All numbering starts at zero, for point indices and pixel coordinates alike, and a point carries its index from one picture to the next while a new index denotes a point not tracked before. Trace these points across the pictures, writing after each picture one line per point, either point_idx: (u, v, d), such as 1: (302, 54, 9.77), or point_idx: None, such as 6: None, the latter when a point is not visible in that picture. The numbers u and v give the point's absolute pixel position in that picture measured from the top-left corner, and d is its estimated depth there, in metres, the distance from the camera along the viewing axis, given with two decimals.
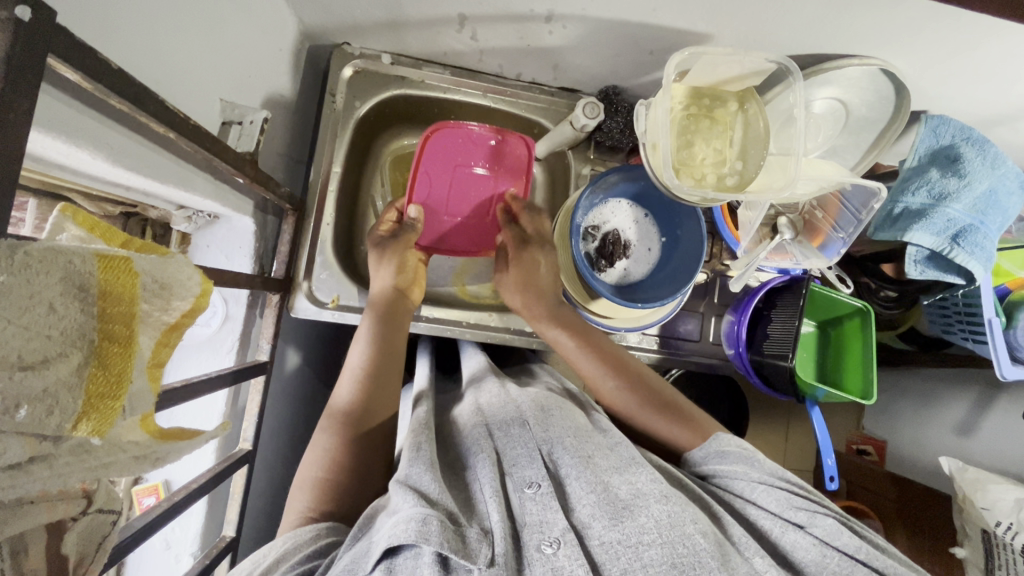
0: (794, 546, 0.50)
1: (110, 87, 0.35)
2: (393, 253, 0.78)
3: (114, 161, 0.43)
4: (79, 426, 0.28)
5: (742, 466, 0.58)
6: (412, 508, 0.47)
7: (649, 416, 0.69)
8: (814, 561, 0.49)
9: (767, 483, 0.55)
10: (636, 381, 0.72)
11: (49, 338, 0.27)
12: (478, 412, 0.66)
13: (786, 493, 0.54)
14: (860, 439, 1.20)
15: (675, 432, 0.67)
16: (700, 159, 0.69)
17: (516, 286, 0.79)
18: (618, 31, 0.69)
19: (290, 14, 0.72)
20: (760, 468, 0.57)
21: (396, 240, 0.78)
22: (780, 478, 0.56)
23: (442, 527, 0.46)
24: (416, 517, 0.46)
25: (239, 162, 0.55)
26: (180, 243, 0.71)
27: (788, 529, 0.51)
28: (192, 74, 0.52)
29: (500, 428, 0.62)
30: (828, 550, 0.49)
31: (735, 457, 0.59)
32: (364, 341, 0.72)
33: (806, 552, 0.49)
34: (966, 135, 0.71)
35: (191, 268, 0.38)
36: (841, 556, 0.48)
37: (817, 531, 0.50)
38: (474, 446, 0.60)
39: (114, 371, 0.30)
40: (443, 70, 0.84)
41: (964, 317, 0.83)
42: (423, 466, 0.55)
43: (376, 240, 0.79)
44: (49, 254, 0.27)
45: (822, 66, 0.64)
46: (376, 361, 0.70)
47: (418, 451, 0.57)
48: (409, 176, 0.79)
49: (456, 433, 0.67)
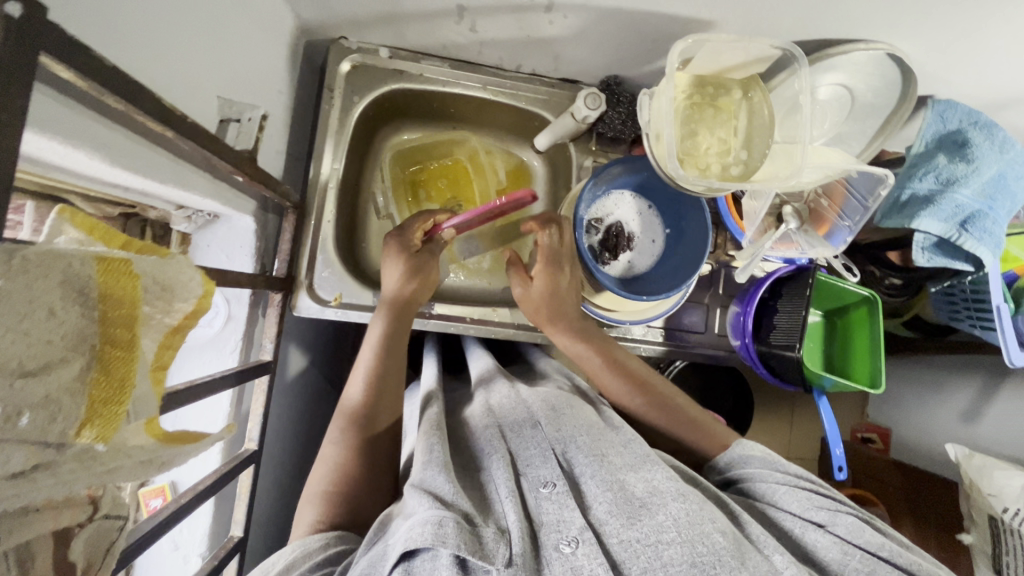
0: (815, 545, 0.50)
1: (105, 86, 0.34)
2: (420, 270, 0.77)
3: (111, 160, 0.43)
4: (84, 432, 0.28)
5: (761, 471, 0.58)
6: (427, 510, 0.47)
7: (670, 428, 0.70)
8: (836, 560, 0.48)
9: (790, 484, 0.55)
10: (656, 394, 0.72)
11: (50, 343, 0.26)
12: (490, 412, 0.66)
13: (808, 493, 0.54)
14: (866, 426, 1.22)
15: (693, 442, 0.68)
16: (705, 148, 0.68)
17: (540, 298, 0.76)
18: (619, 20, 0.68)
19: (285, 8, 0.71)
20: (781, 470, 0.58)
21: (422, 258, 0.78)
22: (805, 480, 0.56)
23: (459, 529, 0.45)
24: (432, 519, 0.46)
25: (238, 160, 0.54)
26: (180, 244, 0.70)
27: (809, 528, 0.51)
28: (189, 71, 0.51)
29: (514, 429, 0.62)
30: (849, 547, 0.48)
31: (754, 463, 0.60)
32: (371, 344, 0.72)
33: (828, 550, 0.49)
34: (975, 119, 0.70)
35: (192, 269, 0.37)
36: (865, 554, 0.47)
37: (840, 530, 0.50)
38: (488, 446, 0.60)
39: (118, 376, 0.29)
40: (442, 64, 0.83)
41: (971, 304, 0.82)
42: (438, 468, 0.54)
43: (404, 249, 0.77)
44: (47, 258, 0.26)
45: (827, 52, 0.65)
46: (382, 363, 0.70)
47: (431, 452, 0.57)
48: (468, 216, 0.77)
49: (467, 432, 0.66)
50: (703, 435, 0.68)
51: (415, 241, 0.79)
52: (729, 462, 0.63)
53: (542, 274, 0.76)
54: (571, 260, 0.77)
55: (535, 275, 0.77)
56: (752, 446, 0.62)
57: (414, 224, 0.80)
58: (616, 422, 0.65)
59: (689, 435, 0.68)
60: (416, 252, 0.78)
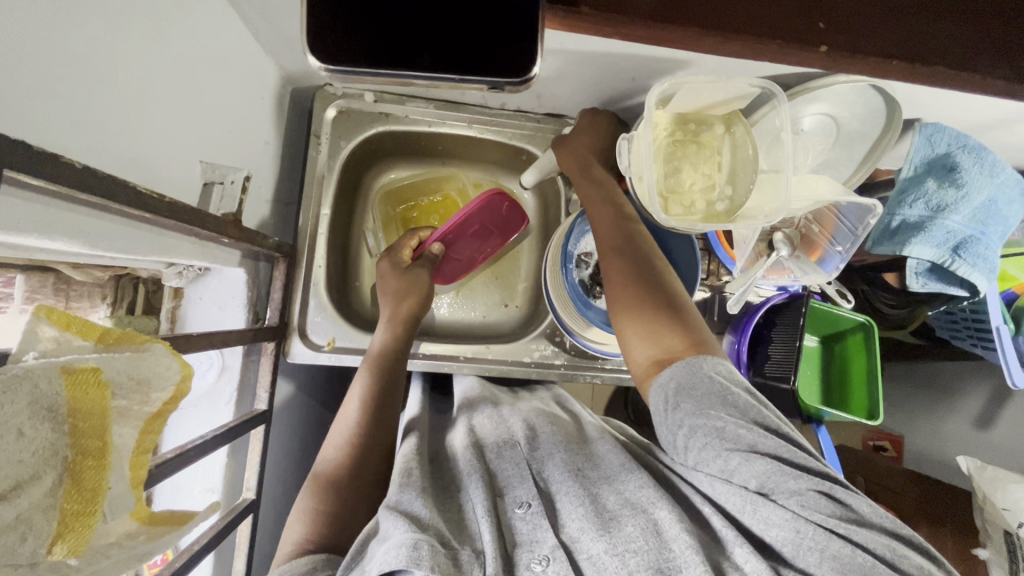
0: (768, 523, 0.48)
1: (77, 185, 0.35)
2: (410, 284, 0.80)
3: (90, 245, 0.43)
4: (55, 549, 0.28)
5: (713, 423, 0.51)
6: (402, 533, 0.47)
7: (647, 317, 0.59)
8: (789, 540, 0.46)
9: (744, 453, 0.50)
10: (651, 270, 0.63)
11: (21, 462, 0.27)
12: (472, 435, 0.68)
13: (766, 465, 0.49)
14: (876, 434, 1.16)
15: (667, 336, 0.58)
16: (689, 185, 0.67)
17: (570, 155, 0.76)
18: (599, 61, 0.67)
19: (268, 63, 0.71)
20: (736, 421, 0.51)
21: (413, 272, 0.82)
22: (765, 439, 0.50)
23: (433, 551, 0.45)
24: (407, 542, 0.45)
25: (221, 226, 0.55)
26: (172, 298, 0.69)
27: (760, 504, 0.49)
28: (169, 145, 0.52)
29: (495, 450, 0.64)
30: (802, 525, 0.46)
31: (704, 409, 0.52)
32: (367, 366, 0.74)
33: (780, 530, 0.47)
34: (961, 143, 0.67)
35: (170, 357, 0.37)
36: (817, 529, 0.46)
37: (793, 504, 0.48)
38: (468, 467, 0.60)
39: (90, 486, 0.30)
40: (427, 105, 0.84)
41: (972, 325, 0.85)
42: (414, 492, 0.54)
43: (393, 267, 0.82)
44: (14, 381, 0.27)
45: (809, 85, 0.63)
46: (380, 382, 0.72)
47: (409, 477, 0.57)
48: (442, 225, 0.83)
49: (448, 455, 0.67)
50: (685, 331, 0.58)
51: (404, 257, 0.84)
52: (684, 377, 0.54)
53: (574, 134, 0.77)
54: (598, 129, 0.77)
55: (565, 141, 0.77)
56: (719, 362, 0.56)
57: (402, 242, 0.86)
58: (592, 434, 0.68)
59: (669, 328, 0.58)
60: (407, 267, 0.83)
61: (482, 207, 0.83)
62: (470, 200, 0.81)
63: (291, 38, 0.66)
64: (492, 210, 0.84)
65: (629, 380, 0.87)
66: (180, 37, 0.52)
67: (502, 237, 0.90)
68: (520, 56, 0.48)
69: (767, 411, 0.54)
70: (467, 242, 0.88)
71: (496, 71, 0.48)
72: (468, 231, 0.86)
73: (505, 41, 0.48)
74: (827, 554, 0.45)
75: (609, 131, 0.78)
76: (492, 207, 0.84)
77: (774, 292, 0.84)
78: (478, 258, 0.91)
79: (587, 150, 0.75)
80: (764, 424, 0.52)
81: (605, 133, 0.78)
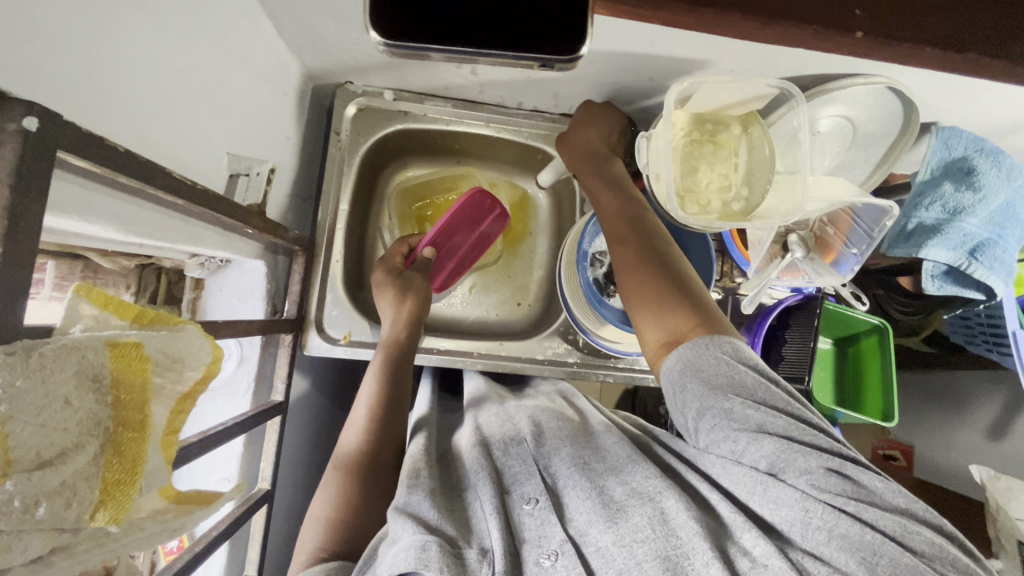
0: (778, 502, 0.48)
1: (118, 168, 0.36)
2: (408, 286, 0.80)
3: (124, 231, 0.44)
4: (97, 515, 0.29)
5: (721, 404, 0.52)
6: (412, 535, 0.47)
7: (655, 299, 0.60)
8: (798, 519, 0.47)
9: (752, 433, 0.50)
10: (659, 254, 0.63)
11: (66, 431, 0.28)
12: (478, 433, 0.69)
13: (775, 445, 0.49)
14: (885, 443, 1.16)
15: (673, 318, 0.58)
16: (705, 184, 0.68)
17: (580, 144, 0.77)
18: (618, 61, 0.68)
19: (292, 60, 0.73)
20: (743, 402, 0.51)
21: (408, 276, 0.81)
22: (774, 418, 0.51)
23: (442, 552, 0.46)
24: (417, 544, 0.46)
25: (246, 216, 0.56)
26: (193, 288, 0.70)
27: (770, 485, 0.49)
28: (198, 137, 0.53)
29: (500, 448, 0.65)
30: (811, 503, 0.46)
31: (713, 389, 0.52)
32: (375, 369, 0.74)
33: (789, 509, 0.47)
34: (979, 147, 0.68)
35: (202, 337, 0.38)
36: (826, 508, 0.46)
37: (803, 484, 0.48)
38: (474, 467, 0.61)
39: (129, 457, 0.31)
40: (445, 104, 0.85)
41: (988, 331, 0.85)
42: (422, 493, 0.55)
43: (387, 274, 0.81)
44: (63, 351, 0.28)
45: (825, 87, 0.64)
46: (388, 386, 0.72)
47: (418, 478, 0.57)
48: (437, 224, 0.84)
49: (456, 455, 0.67)
50: (691, 311, 0.58)
51: (397, 263, 0.83)
52: (690, 357, 0.55)
53: (574, 128, 0.78)
54: (603, 118, 0.78)
55: (573, 130, 0.78)
56: (727, 342, 0.55)
57: (393, 250, 0.85)
58: (598, 429, 0.69)
59: (676, 309, 0.59)
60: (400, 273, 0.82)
61: (471, 203, 0.85)
62: (460, 194, 0.83)
63: (316, 36, 0.68)
64: (477, 207, 0.86)
65: (641, 380, 0.87)
66: (211, 33, 0.53)
67: (490, 237, 0.90)
68: (561, 36, 0.48)
69: (775, 388, 0.54)
70: (459, 241, 0.88)
71: (538, 49, 0.48)
72: (461, 228, 0.87)
73: (547, 18, 0.48)
74: (836, 534, 0.45)
75: (613, 115, 0.79)
76: (477, 206, 0.86)
77: (788, 295, 0.84)
78: (467, 261, 0.90)
79: (595, 141, 0.76)
80: (773, 403, 0.52)
81: (614, 129, 0.78)
